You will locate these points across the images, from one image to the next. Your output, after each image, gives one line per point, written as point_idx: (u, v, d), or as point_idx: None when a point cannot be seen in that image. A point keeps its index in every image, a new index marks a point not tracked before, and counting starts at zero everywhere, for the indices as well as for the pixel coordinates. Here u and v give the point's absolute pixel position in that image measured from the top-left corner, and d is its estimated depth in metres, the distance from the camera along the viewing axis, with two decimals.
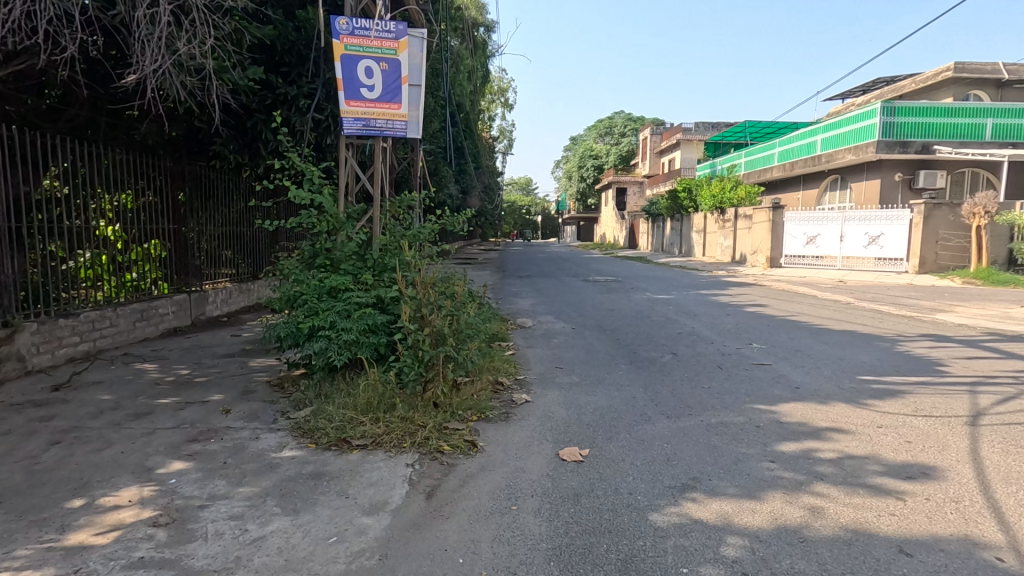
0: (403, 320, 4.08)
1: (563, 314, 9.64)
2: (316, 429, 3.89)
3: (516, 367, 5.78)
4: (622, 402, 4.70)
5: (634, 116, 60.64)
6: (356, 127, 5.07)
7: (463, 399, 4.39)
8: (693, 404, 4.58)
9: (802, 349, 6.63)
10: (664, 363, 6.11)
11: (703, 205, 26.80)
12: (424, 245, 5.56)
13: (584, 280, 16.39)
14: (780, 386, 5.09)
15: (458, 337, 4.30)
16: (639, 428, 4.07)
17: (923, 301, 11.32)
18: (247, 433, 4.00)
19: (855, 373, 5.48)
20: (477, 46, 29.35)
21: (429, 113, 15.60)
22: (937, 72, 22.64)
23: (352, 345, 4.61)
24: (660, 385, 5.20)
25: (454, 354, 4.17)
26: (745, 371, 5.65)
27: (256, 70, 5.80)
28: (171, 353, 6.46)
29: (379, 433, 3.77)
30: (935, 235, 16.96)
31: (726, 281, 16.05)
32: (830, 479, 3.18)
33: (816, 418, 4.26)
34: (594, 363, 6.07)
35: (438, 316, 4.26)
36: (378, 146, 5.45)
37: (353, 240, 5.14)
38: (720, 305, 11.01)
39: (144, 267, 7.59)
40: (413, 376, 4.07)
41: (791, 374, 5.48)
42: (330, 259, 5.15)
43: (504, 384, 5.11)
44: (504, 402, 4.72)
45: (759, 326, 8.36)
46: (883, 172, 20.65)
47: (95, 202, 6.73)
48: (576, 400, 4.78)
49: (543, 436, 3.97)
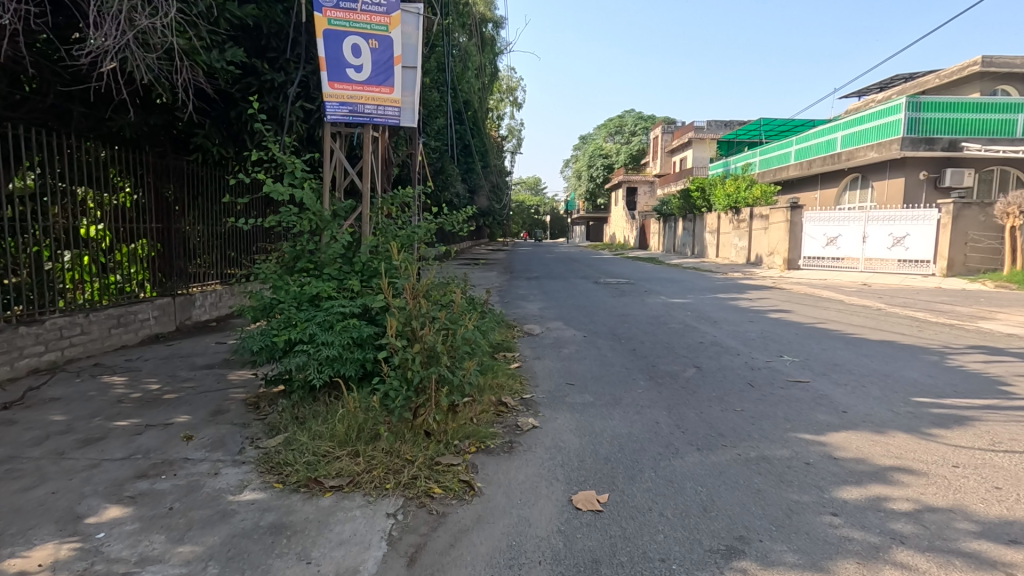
0: (389, 335, 3.48)
1: (573, 321, 9.01)
2: (286, 464, 3.31)
3: (521, 383, 5.18)
4: (644, 429, 4.06)
5: (644, 115, 59.85)
6: (342, 112, 4.47)
7: (459, 426, 3.79)
8: (727, 432, 3.94)
9: (841, 363, 5.95)
10: (688, 379, 5.46)
11: (717, 205, 26.03)
12: (420, 247, 4.96)
13: (595, 283, 15.78)
14: (824, 410, 4.43)
15: (454, 355, 3.70)
16: (667, 464, 3.44)
17: (959, 306, 10.58)
18: (206, 467, 3.42)
19: (908, 393, 4.81)
20: (484, 43, 28.76)
21: (435, 109, 15.04)
22: (963, 65, 21.76)
23: (333, 362, 4.03)
24: (686, 407, 4.56)
25: (449, 375, 3.56)
26: (781, 390, 5.00)
27: (236, 53, 5.25)
28: (145, 364, 5.91)
29: (358, 472, 3.18)
30: (964, 236, 16.14)
31: (743, 284, 15.34)
32: (913, 544, 2.53)
33: (875, 452, 3.61)
34: (609, 379, 5.44)
35: (431, 330, 3.65)
36: (367, 135, 4.84)
37: (339, 241, 4.55)
38: (741, 310, 10.32)
39: (129, 269, 7.11)
40: (400, 401, 3.46)
41: (834, 395, 4.81)
42: (313, 263, 4.57)
43: (508, 405, 4.51)
44: (507, 428, 4.11)
45: (787, 335, 7.68)
46: (907, 171, 19.82)
47: (71, 199, 6.20)
48: (591, 426, 4.17)
49: (553, 474, 3.36)
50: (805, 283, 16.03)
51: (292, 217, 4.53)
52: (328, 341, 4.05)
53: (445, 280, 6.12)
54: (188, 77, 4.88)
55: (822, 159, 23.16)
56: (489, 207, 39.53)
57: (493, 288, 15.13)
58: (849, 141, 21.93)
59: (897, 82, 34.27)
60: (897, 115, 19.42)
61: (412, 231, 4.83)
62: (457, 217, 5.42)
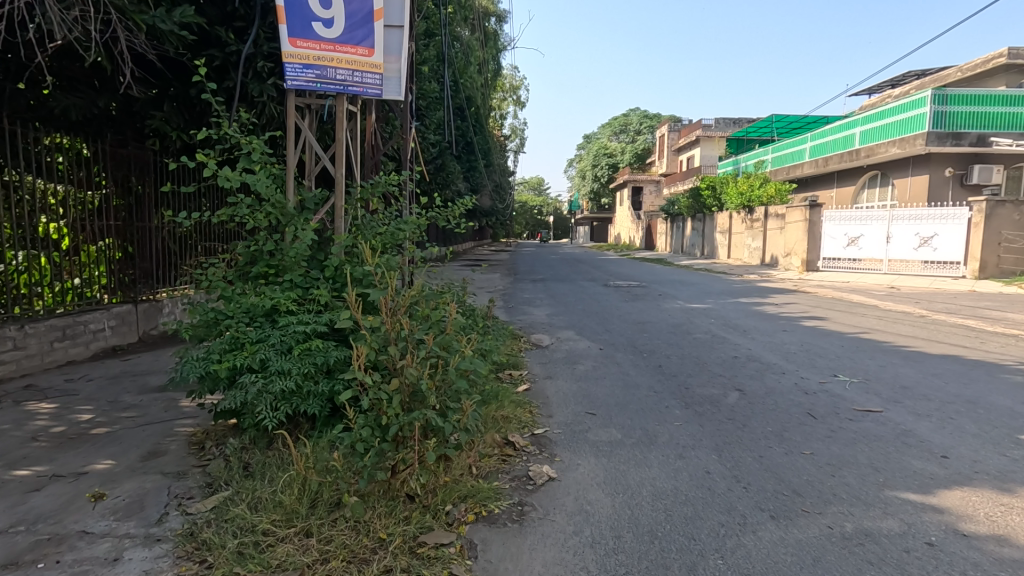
0: (354, 372, 2.54)
1: (585, 330, 8.07)
2: (212, 547, 2.40)
3: (530, 413, 4.26)
4: (693, 485, 3.12)
5: (650, 114, 58.95)
6: (308, 77, 3.56)
7: (452, 482, 2.90)
8: (804, 491, 3.01)
9: (910, 386, 5.02)
10: (733, 408, 4.50)
11: (729, 204, 25.06)
12: (406, 247, 4.06)
13: (605, 286, 14.85)
14: (917, 453, 3.49)
15: (445, 392, 2.78)
16: (737, 547, 2.50)
17: (1008, 313, 9.63)
18: (105, 549, 2.50)
19: (1012, 429, 3.88)
20: (487, 37, 27.90)
21: (434, 100, 14.14)
22: (987, 58, 20.76)
23: (291, 397, 3.12)
24: (740, 449, 3.62)
25: (438, 421, 2.64)
26: (852, 423, 4.06)
27: (187, 12, 4.37)
28: (88, 386, 4.99)
29: (309, 563, 2.27)
30: (997, 235, 15.05)
31: (762, 287, 14.41)
32: None
33: (1013, 522, 2.68)
34: (638, 408, 4.49)
35: (414, 360, 2.72)
36: (341, 111, 3.90)
37: (303, 239, 3.61)
38: (770, 317, 9.39)
39: (90, 271, 6.27)
40: (371, 458, 2.53)
41: (921, 431, 3.88)
42: (273, 267, 3.67)
43: (517, 448, 3.59)
44: (515, 481, 3.18)
45: (832, 348, 6.73)
46: (932, 167, 18.80)
47: (13, 191, 5.35)
48: (624, 478, 3.23)
49: (581, 561, 2.43)
50: (828, 286, 15.08)
51: (246, 211, 3.60)
52: (285, 371, 3.13)
53: (431, 289, 5.23)
54: (123, 35, 3.98)
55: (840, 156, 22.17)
56: (492, 207, 38.66)
57: (497, 291, 14.21)
58: (869, 136, 20.98)
59: (911, 78, 33.25)
60: (922, 109, 18.45)
61: (396, 229, 3.90)
62: (452, 211, 4.50)
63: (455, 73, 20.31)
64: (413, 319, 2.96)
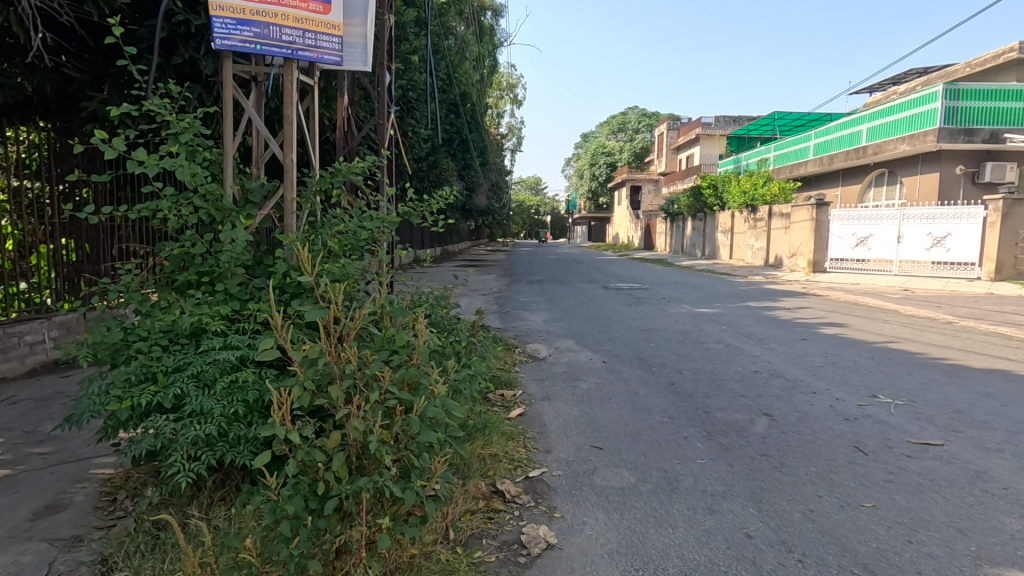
0: (274, 429, 1.82)
1: (586, 339, 7.37)
2: None
3: (524, 448, 3.57)
4: (731, 556, 2.42)
5: (648, 112, 58.36)
6: (244, 35, 2.85)
7: (419, 565, 2.19)
8: (877, 568, 2.32)
9: (965, 409, 4.34)
10: (764, 439, 3.81)
11: (731, 203, 24.43)
12: (374, 249, 3.35)
13: (605, 288, 14.19)
14: (1004, 507, 2.81)
15: (406, 447, 2.05)
16: None
17: None
18: None
19: None
20: (483, 32, 27.25)
21: (424, 93, 13.45)
22: (998, 52, 20.12)
23: (215, 443, 2.40)
24: (783, 500, 2.93)
25: (395, 492, 1.91)
26: (911, 462, 3.38)
27: None
28: (7, 411, 4.27)
29: None
30: (1014, 235, 14.44)
31: (770, 289, 13.77)
32: None
33: None
34: (651, 439, 3.80)
35: (365, 406, 2.00)
36: (291, 82, 3.13)
37: (239, 239, 2.88)
38: (784, 323, 8.72)
39: (40, 274, 5.57)
40: (301, 549, 1.81)
41: (999, 472, 3.20)
42: (207, 275, 2.96)
43: (509, 501, 2.88)
44: (504, 551, 2.47)
45: (862, 361, 6.03)
46: (943, 164, 18.16)
47: None
48: (641, 545, 2.53)
49: None
50: (838, 288, 14.44)
51: (168, 205, 2.88)
52: (205, 410, 2.41)
53: (404, 295, 4.55)
54: None
55: (846, 153, 21.53)
56: (489, 206, 37.98)
57: (492, 293, 13.54)
58: (876, 133, 20.38)
59: (916, 75, 32.61)
60: (933, 104, 17.82)
61: (358, 226, 3.18)
62: (430, 205, 3.79)
63: (449, 67, 19.62)
64: (365, 346, 2.25)
